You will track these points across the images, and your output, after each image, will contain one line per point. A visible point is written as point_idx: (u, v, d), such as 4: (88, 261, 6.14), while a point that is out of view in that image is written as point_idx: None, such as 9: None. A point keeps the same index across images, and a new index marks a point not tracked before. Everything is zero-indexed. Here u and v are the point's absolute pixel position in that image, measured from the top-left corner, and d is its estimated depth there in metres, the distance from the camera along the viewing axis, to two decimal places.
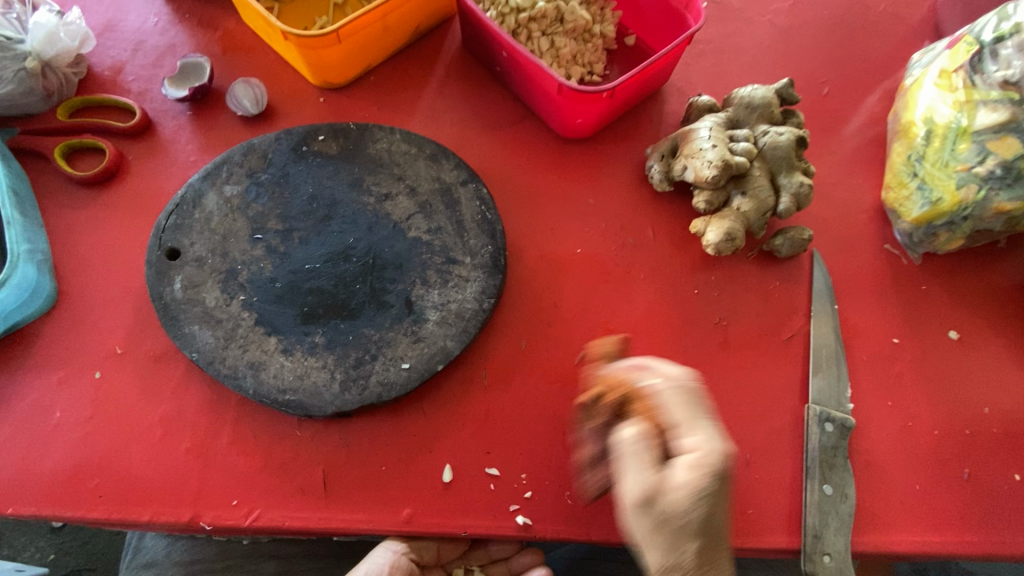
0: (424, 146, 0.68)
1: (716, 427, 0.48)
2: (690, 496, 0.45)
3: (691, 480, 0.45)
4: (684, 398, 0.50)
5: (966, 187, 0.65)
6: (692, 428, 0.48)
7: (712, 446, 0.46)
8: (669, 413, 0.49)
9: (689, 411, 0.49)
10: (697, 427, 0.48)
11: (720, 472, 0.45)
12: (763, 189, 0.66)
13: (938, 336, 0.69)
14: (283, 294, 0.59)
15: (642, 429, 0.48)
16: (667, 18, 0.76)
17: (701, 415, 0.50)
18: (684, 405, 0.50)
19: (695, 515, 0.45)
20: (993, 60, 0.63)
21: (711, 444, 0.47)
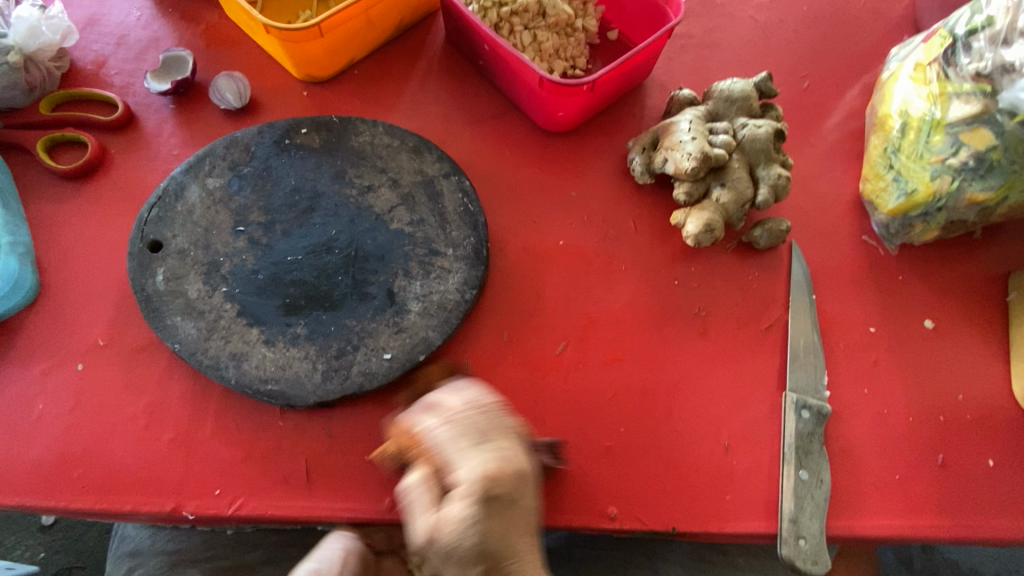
0: (407, 139, 0.68)
1: (497, 452, 0.49)
2: (461, 535, 0.45)
3: (462, 512, 0.45)
4: (475, 423, 0.51)
5: (940, 178, 0.66)
6: (459, 461, 0.48)
7: (474, 478, 0.46)
8: (439, 451, 0.49)
9: (456, 447, 0.49)
10: (467, 456, 0.48)
11: (485, 498, 0.46)
12: (742, 181, 0.67)
13: (913, 325, 0.71)
14: (265, 285, 0.59)
15: (421, 475, 0.49)
16: (648, 12, 0.78)
17: (487, 442, 0.50)
18: (459, 437, 0.50)
19: (471, 549, 0.46)
20: (965, 53, 0.64)
21: (477, 469, 0.47)
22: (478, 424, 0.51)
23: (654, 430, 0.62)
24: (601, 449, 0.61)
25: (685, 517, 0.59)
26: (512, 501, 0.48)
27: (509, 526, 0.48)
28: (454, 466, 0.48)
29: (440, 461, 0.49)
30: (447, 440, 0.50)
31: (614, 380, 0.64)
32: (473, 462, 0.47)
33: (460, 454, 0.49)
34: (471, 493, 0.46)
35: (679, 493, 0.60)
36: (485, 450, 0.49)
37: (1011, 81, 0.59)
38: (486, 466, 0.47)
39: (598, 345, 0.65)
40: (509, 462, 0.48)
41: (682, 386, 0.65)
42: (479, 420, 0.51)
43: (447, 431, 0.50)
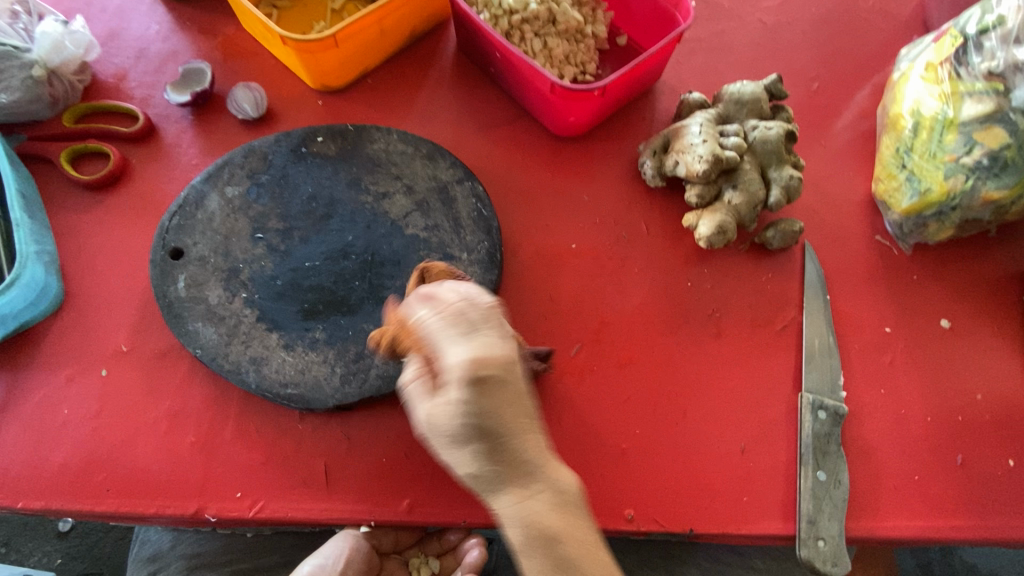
0: (421, 145, 0.69)
1: (490, 337, 0.37)
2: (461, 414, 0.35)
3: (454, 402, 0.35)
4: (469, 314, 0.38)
5: (954, 177, 0.66)
6: (444, 346, 0.36)
7: (465, 357, 0.35)
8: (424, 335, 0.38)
9: (440, 330, 0.37)
10: (459, 337, 0.37)
11: (475, 385, 0.35)
12: (754, 182, 0.67)
13: (929, 325, 0.70)
14: (283, 291, 0.60)
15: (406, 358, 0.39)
16: (657, 18, 0.78)
17: (482, 332, 0.37)
18: (449, 327, 0.37)
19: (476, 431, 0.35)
20: (977, 52, 0.65)
21: (460, 359, 0.35)
22: (472, 308, 0.38)
23: (669, 431, 0.63)
24: (617, 451, 0.61)
25: (702, 518, 0.59)
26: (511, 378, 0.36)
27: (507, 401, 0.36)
28: (441, 353, 0.36)
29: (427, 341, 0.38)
30: (437, 327, 0.37)
31: (629, 381, 0.64)
32: (464, 344, 0.36)
33: (450, 334, 0.37)
34: (456, 381, 0.35)
35: (695, 494, 0.60)
36: (480, 333, 0.37)
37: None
38: (476, 343, 0.36)
39: (612, 348, 0.66)
40: (502, 353, 0.36)
41: (697, 387, 0.65)
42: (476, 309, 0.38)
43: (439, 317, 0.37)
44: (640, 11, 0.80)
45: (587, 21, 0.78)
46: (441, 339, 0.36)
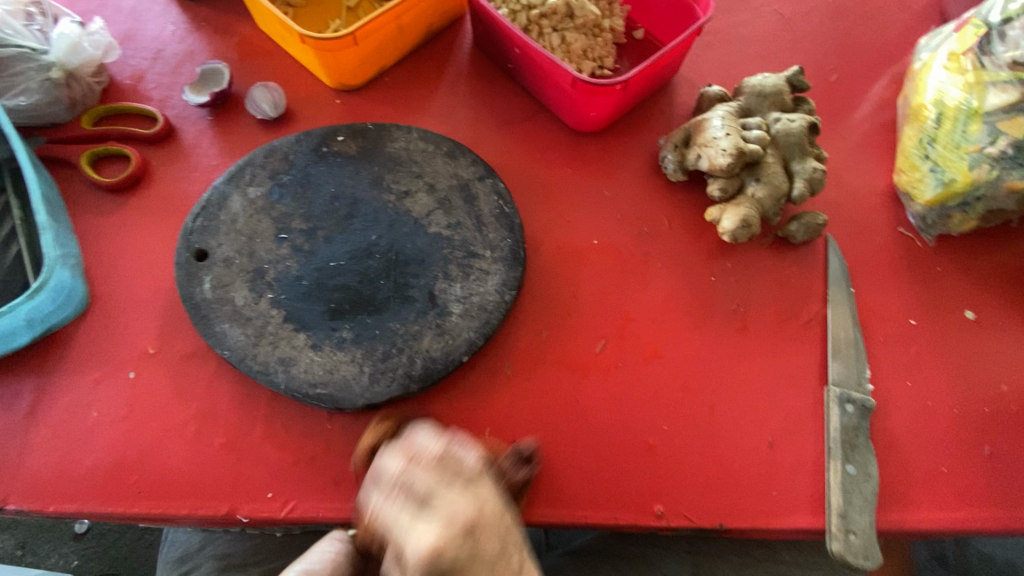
0: (441, 143, 0.69)
1: (446, 509, 0.44)
2: None
3: None
4: (416, 484, 0.46)
5: (978, 167, 0.66)
6: (407, 535, 0.43)
7: (417, 557, 0.42)
8: (390, 517, 0.45)
9: (404, 518, 0.44)
10: (414, 526, 0.43)
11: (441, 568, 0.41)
12: (777, 175, 0.67)
13: (953, 317, 0.70)
14: (309, 291, 0.60)
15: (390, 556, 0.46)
16: (674, 11, 0.78)
17: (436, 499, 0.44)
18: (403, 510, 0.45)
19: None
20: (1000, 41, 0.64)
21: (420, 546, 0.42)
22: (417, 479, 0.46)
23: (696, 425, 0.62)
24: (645, 447, 0.61)
25: (732, 513, 0.59)
26: (475, 551, 0.43)
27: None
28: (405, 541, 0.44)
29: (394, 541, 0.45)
30: (393, 518, 0.45)
31: (655, 377, 0.64)
32: (416, 535, 0.43)
33: (405, 526, 0.44)
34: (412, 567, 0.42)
35: (724, 489, 0.60)
36: (431, 518, 0.43)
37: None
38: (430, 536, 0.42)
39: (638, 343, 0.66)
40: (455, 525, 0.43)
41: (723, 382, 0.65)
42: (423, 479, 0.46)
43: (389, 506, 0.45)
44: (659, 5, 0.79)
45: (604, 16, 0.78)
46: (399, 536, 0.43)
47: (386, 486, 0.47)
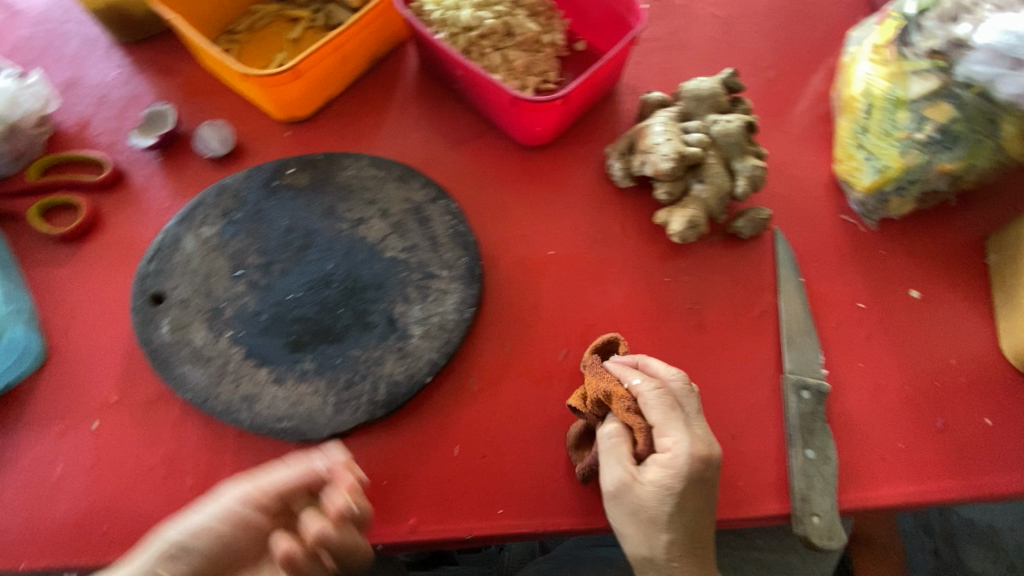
0: (392, 168, 0.70)
1: (703, 437, 0.52)
2: (655, 492, 0.52)
3: (662, 480, 0.51)
4: (684, 400, 0.54)
5: (909, 153, 0.69)
6: (673, 431, 0.52)
7: (689, 454, 0.51)
8: (651, 413, 0.53)
9: (675, 415, 0.53)
10: (684, 432, 0.52)
11: (688, 476, 0.51)
12: (719, 176, 0.69)
13: (900, 297, 0.73)
14: (269, 326, 0.61)
15: (617, 430, 0.54)
16: (611, 23, 0.81)
17: (694, 422, 0.53)
18: (666, 406, 0.53)
19: (662, 510, 0.52)
20: (918, 31, 0.66)
21: (691, 448, 0.51)
22: (680, 394, 0.54)
23: None
24: None
25: None
26: (710, 484, 0.52)
27: (699, 502, 0.53)
28: (666, 431, 0.52)
29: (646, 420, 0.53)
30: (663, 408, 0.53)
31: None
32: (688, 440, 0.51)
33: (672, 421, 0.52)
34: (677, 457, 0.51)
35: None
36: (700, 434, 0.53)
37: (965, 55, 0.62)
38: (701, 448, 0.51)
39: None
40: (712, 455, 0.52)
41: None
42: (690, 399, 0.54)
43: (664, 400, 0.53)
44: (595, 16, 0.82)
45: (544, 31, 0.80)
46: (668, 423, 0.52)
47: (649, 386, 0.53)
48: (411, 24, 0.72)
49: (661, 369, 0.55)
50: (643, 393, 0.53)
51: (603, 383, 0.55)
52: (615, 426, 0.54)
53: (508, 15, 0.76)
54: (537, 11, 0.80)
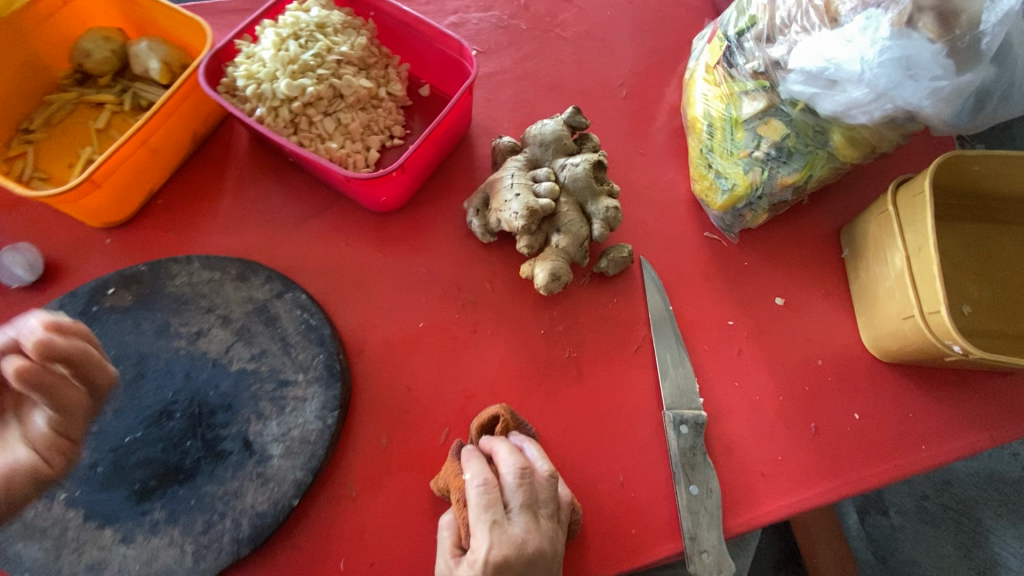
0: (228, 267, 0.64)
1: (514, 539, 0.54)
2: None
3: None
4: (510, 497, 0.57)
5: (752, 171, 0.70)
6: (484, 531, 0.55)
7: (487, 556, 0.53)
8: (470, 507, 0.56)
9: (490, 513, 0.56)
10: (492, 531, 0.55)
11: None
12: (574, 222, 0.68)
13: (767, 306, 0.75)
14: (107, 478, 0.55)
15: (449, 523, 0.57)
16: (449, 66, 0.77)
17: (512, 523, 0.55)
18: (485, 502, 0.56)
19: None
20: (740, 53, 0.67)
21: (491, 548, 0.54)
22: (508, 490, 0.57)
23: None
24: None
25: (597, 562, 0.62)
26: None
27: None
28: (479, 528, 0.55)
29: (468, 514, 0.56)
30: (482, 504, 0.56)
31: None
32: (492, 539, 0.54)
33: (485, 518, 0.55)
34: (479, 556, 0.53)
35: (586, 542, 0.62)
36: (510, 536, 0.55)
37: (784, 75, 0.62)
38: (501, 551, 0.54)
39: None
40: (518, 557, 0.54)
41: (570, 435, 0.66)
42: (517, 496, 0.57)
43: (482, 497, 0.56)
44: (432, 60, 0.78)
45: (378, 84, 0.75)
46: (481, 520, 0.55)
47: (472, 481, 0.57)
48: (224, 105, 0.66)
49: (498, 464, 0.58)
50: (469, 488, 0.57)
51: (449, 472, 0.60)
52: (448, 520, 0.58)
53: (332, 76, 0.70)
54: (368, 62, 0.74)
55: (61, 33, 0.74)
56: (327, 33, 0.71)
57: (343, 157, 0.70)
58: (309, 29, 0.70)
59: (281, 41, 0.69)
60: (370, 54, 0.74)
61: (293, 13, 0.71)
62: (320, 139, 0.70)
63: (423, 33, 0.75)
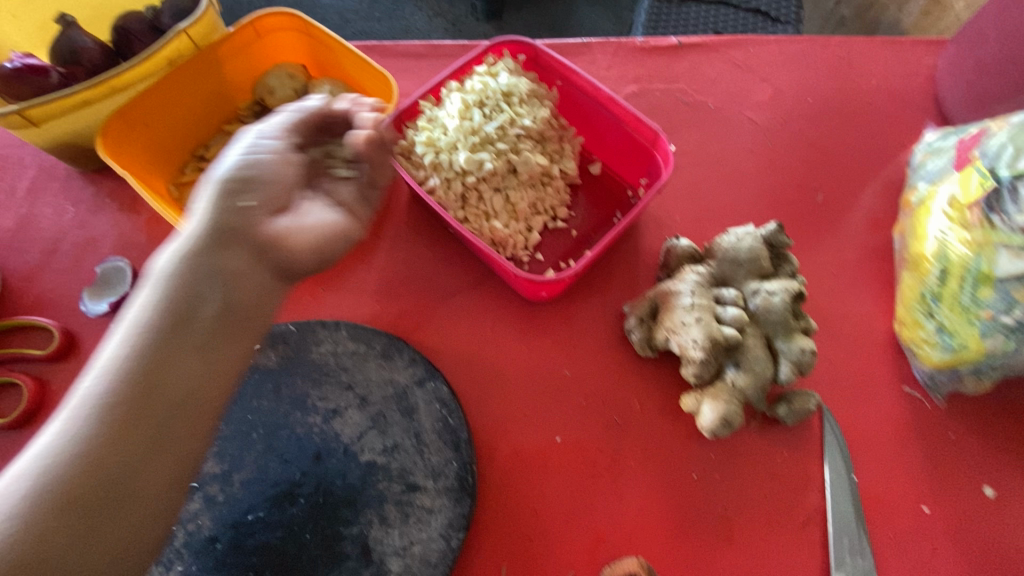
0: (374, 341, 0.61)
1: None
2: None
3: None
4: None
5: (992, 337, 0.57)
6: None
7: None
8: None
9: None
10: None
11: None
12: (759, 361, 0.58)
13: (972, 496, 0.61)
14: (225, 556, 0.53)
15: None
16: (632, 150, 0.70)
17: None
18: None
19: None
20: (1012, 200, 0.53)
21: None
22: None
23: None
24: None
25: None
26: None
27: None
28: None
29: None
30: None
31: None
32: None
33: None
34: None
35: None
36: None
37: None
38: None
39: None
40: None
41: None
42: None
43: None
44: (614, 139, 0.71)
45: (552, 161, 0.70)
46: None
47: None
48: (400, 173, 0.64)
49: None
50: None
51: None
52: None
53: (512, 151, 0.67)
54: (545, 136, 0.70)
55: (249, 67, 0.74)
56: (511, 103, 0.67)
57: (506, 238, 0.66)
58: (496, 97, 0.67)
59: (466, 108, 0.66)
60: (551, 128, 0.70)
61: (481, 78, 0.68)
62: (487, 217, 0.67)
63: (611, 112, 0.69)
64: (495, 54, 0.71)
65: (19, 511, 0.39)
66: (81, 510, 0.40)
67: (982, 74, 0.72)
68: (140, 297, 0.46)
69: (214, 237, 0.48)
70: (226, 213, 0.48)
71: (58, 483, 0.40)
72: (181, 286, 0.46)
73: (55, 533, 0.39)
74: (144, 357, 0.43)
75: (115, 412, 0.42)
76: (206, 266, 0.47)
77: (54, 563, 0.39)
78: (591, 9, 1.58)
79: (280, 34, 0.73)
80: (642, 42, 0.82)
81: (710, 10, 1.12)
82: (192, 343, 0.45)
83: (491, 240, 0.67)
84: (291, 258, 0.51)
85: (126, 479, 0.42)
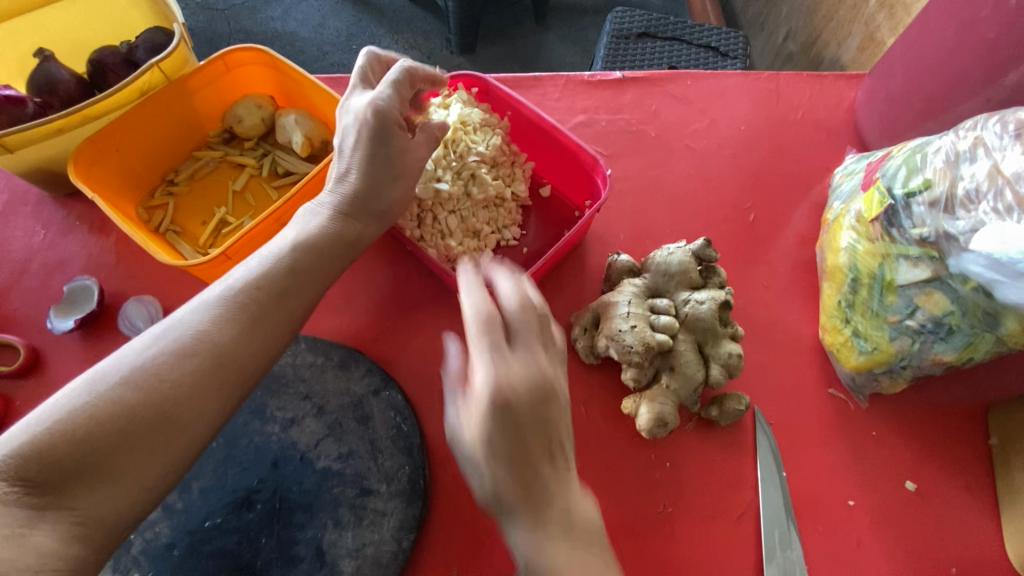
0: (332, 353, 0.65)
1: (521, 363, 0.45)
2: (480, 422, 0.42)
3: (485, 409, 0.42)
4: (512, 322, 0.47)
5: (899, 339, 0.62)
6: (479, 361, 0.44)
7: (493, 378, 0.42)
8: (470, 341, 0.45)
9: (500, 348, 0.45)
10: (484, 360, 0.44)
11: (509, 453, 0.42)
12: (690, 364, 0.62)
13: (895, 490, 0.65)
14: (182, 562, 0.55)
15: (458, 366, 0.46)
16: (576, 174, 0.76)
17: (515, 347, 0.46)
18: (487, 331, 0.45)
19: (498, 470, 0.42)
20: (907, 215, 0.61)
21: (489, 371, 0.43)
22: (508, 312, 0.48)
23: None
24: None
25: None
26: (531, 425, 0.43)
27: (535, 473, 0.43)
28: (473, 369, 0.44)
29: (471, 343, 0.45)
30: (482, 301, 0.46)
31: None
32: (484, 372, 0.43)
33: (490, 351, 0.44)
34: (483, 405, 0.42)
35: None
36: (500, 359, 0.44)
37: (957, 249, 0.56)
38: (504, 372, 0.43)
39: None
40: (533, 382, 0.44)
41: None
42: (517, 317, 0.47)
43: (479, 324, 0.45)
44: (559, 165, 0.77)
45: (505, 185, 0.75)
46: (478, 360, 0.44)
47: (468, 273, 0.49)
48: None
49: (504, 289, 0.49)
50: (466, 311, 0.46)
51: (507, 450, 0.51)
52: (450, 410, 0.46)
53: (467, 176, 0.72)
54: (499, 161, 0.75)
55: (219, 96, 0.78)
56: (467, 132, 0.73)
57: (459, 255, 0.70)
58: (454, 128, 0.72)
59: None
60: (503, 153, 0.75)
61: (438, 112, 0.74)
62: (442, 235, 0.71)
63: (555, 139, 0.74)
64: (450, 88, 0.77)
65: (168, 355, 0.47)
66: (208, 374, 0.48)
67: (891, 105, 0.80)
68: (312, 220, 0.59)
69: (377, 178, 0.60)
70: (386, 151, 0.59)
71: (201, 342, 0.49)
72: (339, 219, 0.59)
73: (189, 381, 0.47)
74: (287, 270, 0.55)
75: (257, 305, 0.52)
76: (364, 201, 0.60)
77: (174, 406, 0.46)
78: (560, 45, 1.68)
79: (248, 67, 0.78)
80: (590, 76, 0.89)
81: (663, 46, 1.21)
82: (334, 266, 0.59)
83: (445, 257, 0.71)
84: (376, 195, 0.60)
85: (245, 362, 0.51)
